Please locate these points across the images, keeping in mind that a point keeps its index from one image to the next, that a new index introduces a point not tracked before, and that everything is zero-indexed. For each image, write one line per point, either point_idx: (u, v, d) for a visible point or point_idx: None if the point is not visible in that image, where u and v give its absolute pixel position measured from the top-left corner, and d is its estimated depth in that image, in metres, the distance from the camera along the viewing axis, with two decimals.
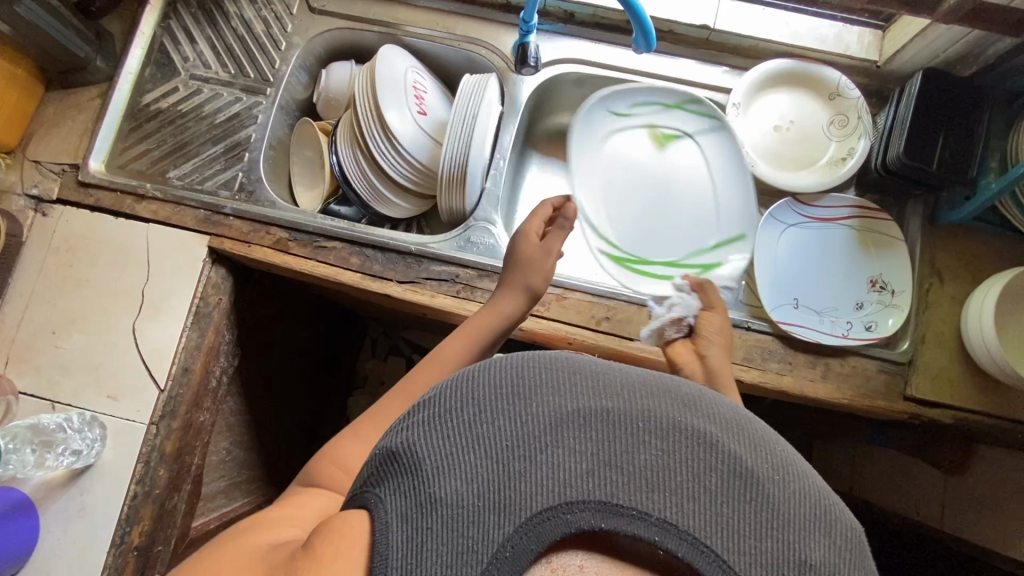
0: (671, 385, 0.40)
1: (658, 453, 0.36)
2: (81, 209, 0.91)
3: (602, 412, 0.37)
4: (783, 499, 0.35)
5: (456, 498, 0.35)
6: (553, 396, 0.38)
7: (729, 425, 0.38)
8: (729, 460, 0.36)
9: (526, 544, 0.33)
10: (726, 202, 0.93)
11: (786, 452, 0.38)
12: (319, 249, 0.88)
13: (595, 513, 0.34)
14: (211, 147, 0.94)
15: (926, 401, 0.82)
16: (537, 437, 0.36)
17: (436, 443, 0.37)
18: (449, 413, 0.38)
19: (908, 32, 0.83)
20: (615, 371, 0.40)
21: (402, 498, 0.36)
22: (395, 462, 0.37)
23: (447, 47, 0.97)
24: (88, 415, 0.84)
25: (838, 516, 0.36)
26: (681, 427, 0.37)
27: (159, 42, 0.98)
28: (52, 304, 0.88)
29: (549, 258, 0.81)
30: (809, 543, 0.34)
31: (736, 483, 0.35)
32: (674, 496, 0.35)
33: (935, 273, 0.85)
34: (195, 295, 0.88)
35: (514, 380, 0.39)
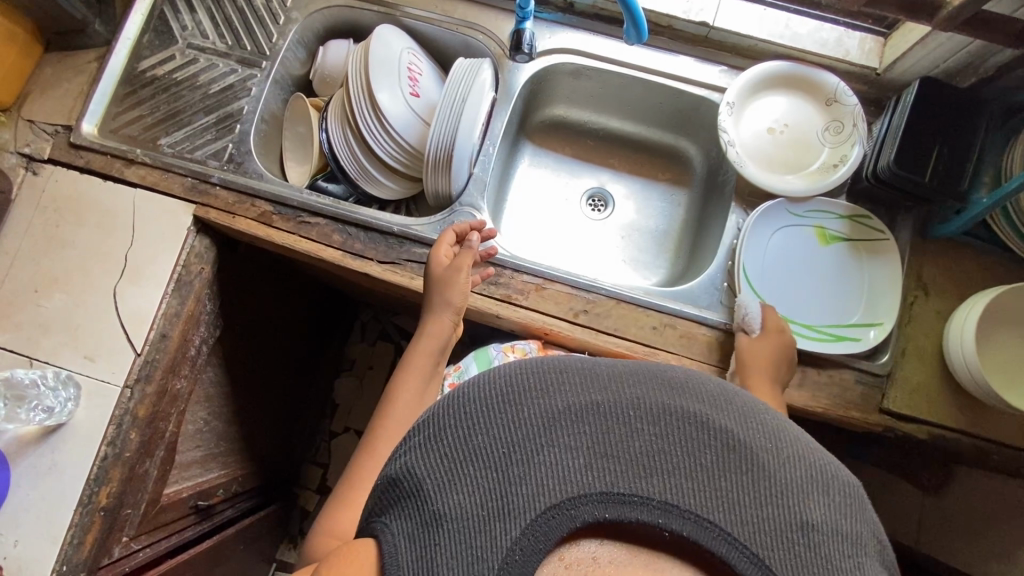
0: (657, 370, 0.39)
1: (652, 438, 0.35)
2: (71, 170, 0.92)
3: (592, 406, 0.36)
4: (780, 464, 0.34)
5: (457, 512, 0.34)
6: (540, 396, 0.36)
7: (718, 401, 0.37)
8: (723, 435, 0.35)
9: (533, 546, 0.33)
10: (871, 294, 0.84)
11: (778, 419, 0.38)
12: (303, 224, 0.89)
13: (598, 505, 0.34)
14: (203, 117, 0.94)
15: (903, 415, 0.81)
16: (529, 439, 0.35)
17: (432, 462, 0.36)
18: (443, 430, 0.37)
19: (909, 39, 0.82)
20: (601, 362, 0.39)
21: (405, 522, 0.36)
22: (399, 488, 0.37)
23: (446, 31, 0.96)
24: (64, 374, 0.85)
25: (833, 474, 0.36)
26: (673, 412, 0.36)
27: (159, 10, 0.99)
28: (37, 262, 0.89)
29: (463, 273, 0.81)
30: (809, 501, 0.34)
31: (735, 458, 0.34)
32: (674, 477, 0.34)
33: (921, 287, 0.84)
34: (178, 263, 0.89)
35: (501, 386, 0.37)
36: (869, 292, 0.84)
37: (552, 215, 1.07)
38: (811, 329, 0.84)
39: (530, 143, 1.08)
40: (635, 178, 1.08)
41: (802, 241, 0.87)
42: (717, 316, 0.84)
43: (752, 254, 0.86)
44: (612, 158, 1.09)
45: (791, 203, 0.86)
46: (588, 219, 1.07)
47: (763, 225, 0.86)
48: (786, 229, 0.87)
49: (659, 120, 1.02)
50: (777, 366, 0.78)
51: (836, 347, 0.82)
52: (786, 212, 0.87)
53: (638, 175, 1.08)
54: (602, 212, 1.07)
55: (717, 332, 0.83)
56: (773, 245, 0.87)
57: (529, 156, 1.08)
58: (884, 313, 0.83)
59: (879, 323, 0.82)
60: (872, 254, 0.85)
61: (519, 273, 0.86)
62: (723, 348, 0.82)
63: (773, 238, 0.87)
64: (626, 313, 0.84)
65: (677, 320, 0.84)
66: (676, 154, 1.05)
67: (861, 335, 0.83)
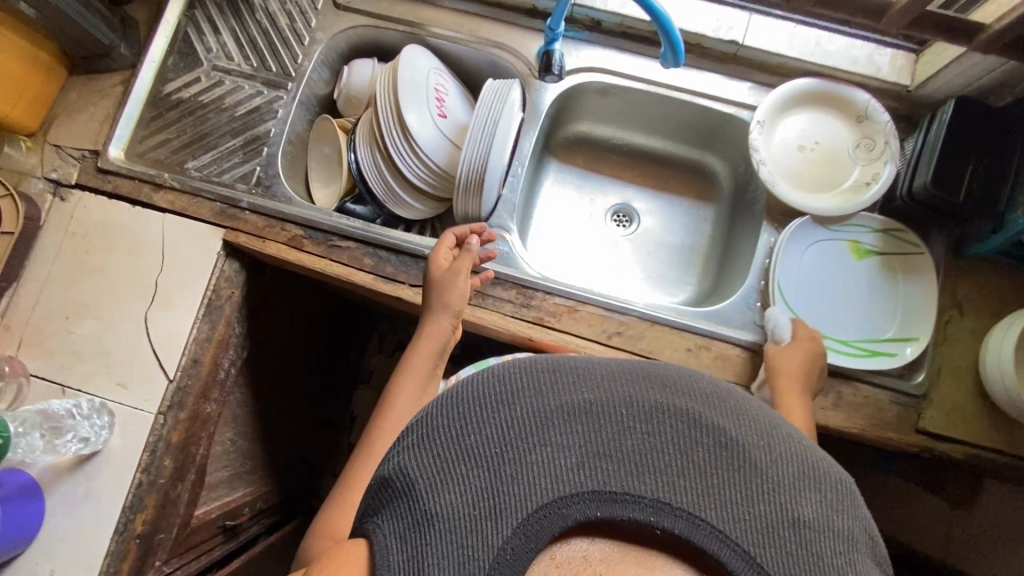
0: (649, 371, 0.41)
1: (644, 437, 0.37)
2: (99, 195, 0.92)
3: (585, 407, 0.38)
4: (768, 462, 0.36)
5: (452, 511, 0.35)
6: (534, 397, 0.38)
7: (707, 401, 0.39)
8: (713, 434, 0.37)
9: (526, 544, 0.34)
10: (906, 310, 0.84)
11: (767, 417, 0.40)
12: (334, 248, 0.88)
13: (590, 503, 0.35)
14: (230, 140, 0.94)
15: (939, 435, 0.80)
16: (524, 438, 0.36)
17: (426, 462, 0.37)
18: (436, 430, 0.38)
19: (942, 58, 0.81)
20: (592, 364, 0.41)
21: (396, 522, 0.36)
22: (390, 488, 0.37)
23: (472, 50, 0.96)
24: (97, 402, 0.85)
25: (825, 470, 0.37)
26: (664, 412, 0.38)
27: (183, 31, 0.98)
28: (67, 288, 0.89)
29: (461, 277, 0.80)
30: (799, 499, 0.35)
31: (724, 455, 0.36)
32: (665, 475, 0.36)
33: (956, 306, 0.84)
34: (208, 288, 0.89)
35: (495, 387, 0.39)
36: (903, 308, 0.84)
37: (576, 231, 1.07)
38: (848, 346, 0.83)
39: (554, 159, 1.07)
40: (659, 194, 1.07)
41: (837, 256, 0.86)
42: (752, 336, 0.84)
43: (786, 269, 0.86)
44: (637, 172, 1.08)
45: (821, 224, 0.86)
46: (613, 235, 1.06)
47: (796, 241, 0.86)
48: (820, 245, 0.87)
49: (685, 136, 1.02)
50: (809, 375, 0.77)
51: (871, 362, 0.82)
52: (818, 229, 0.87)
53: (663, 190, 1.07)
54: (627, 228, 1.07)
55: (752, 353, 0.83)
56: (808, 259, 0.86)
57: (553, 174, 1.08)
58: (919, 328, 0.82)
59: (915, 339, 0.82)
60: (908, 270, 0.85)
61: (551, 296, 0.86)
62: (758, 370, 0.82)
63: (807, 254, 0.86)
64: (659, 335, 0.84)
65: (711, 342, 0.83)
66: (701, 169, 1.05)
67: (898, 350, 0.82)
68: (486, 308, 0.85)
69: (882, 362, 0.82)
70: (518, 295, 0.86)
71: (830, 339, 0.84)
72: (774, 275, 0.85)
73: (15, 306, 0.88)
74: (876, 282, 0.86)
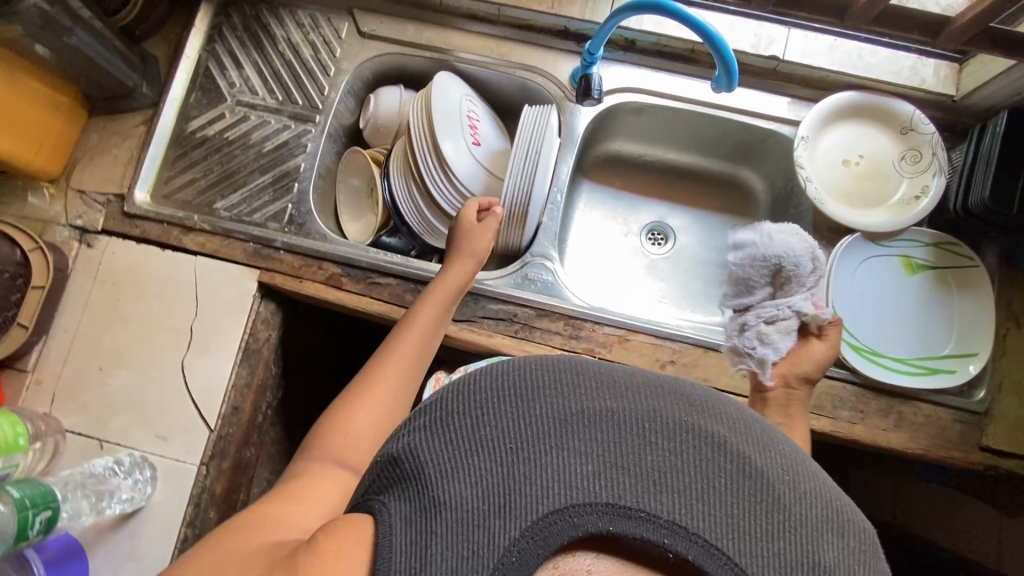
0: (677, 387, 0.40)
1: (665, 454, 0.35)
2: (127, 241, 0.89)
3: (605, 413, 0.37)
4: (793, 499, 0.35)
5: (461, 501, 0.34)
6: (556, 398, 0.37)
7: (737, 426, 0.38)
8: (738, 460, 0.36)
9: (532, 549, 0.33)
10: (964, 324, 0.82)
11: (795, 454, 0.38)
12: (374, 285, 0.86)
13: (602, 516, 0.34)
14: (259, 177, 0.92)
15: (1004, 451, 0.79)
16: (539, 439, 0.35)
17: (437, 447, 0.37)
18: (453, 418, 0.38)
19: (989, 69, 0.79)
20: (619, 371, 0.40)
21: (405, 503, 0.35)
22: (398, 467, 0.37)
23: (502, 75, 0.94)
24: (138, 456, 0.82)
25: (850, 517, 0.36)
26: (688, 428, 0.37)
27: (204, 66, 0.96)
28: (99, 339, 0.86)
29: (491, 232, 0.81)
30: (822, 545, 0.34)
31: (747, 483, 0.35)
32: (683, 497, 0.34)
33: (1012, 318, 0.82)
34: (245, 331, 0.86)
35: (518, 385, 0.38)
36: (961, 323, 0.82)
37: (614, 256, 1.02)
38: (907, 365, 0.82)
39: (586, 179, 1.05)
40: (695, 209, 1.04)
41: (889, 271, 0.85)
42: None
43: (841, 286, 0.84)
44: (672, 190, 1.05)
45: (872, 240, 0.84)
46: (649, 253, 1.03)
47: (849, 256, 0.84)
48: (874, 261, 0.85)
49: (720, 151, 1.00)
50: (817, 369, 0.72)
51: (931, 380, 0.80)
52: (870, 244, 0.85)
53: (699, 205, 1.04)
54: (663, 246, 1.03)
55: None
56: (861, 275, 0.84)
57: (585, 197, 1.05)
58: (979, 343, 0.81)
59: (976, 354, 0.80)
60: (964, 284, 0.83)
61: (600, 325, 0.84)
62: (817, 394, 0.80)
63: (860, 270, 0.85)
64: (713, 361, 0.82)
65: None
66: (737, 183, 1.03)
67: (959, 367, 0.81)
68: (534, 341, 0.83)
69: (943, 380, 0.81)
70: (566, 326, 0.84)
71: (888, 358, 0.82)
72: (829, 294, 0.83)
73: (46, 360, 0.85)
74: (931, 295, 0.84)
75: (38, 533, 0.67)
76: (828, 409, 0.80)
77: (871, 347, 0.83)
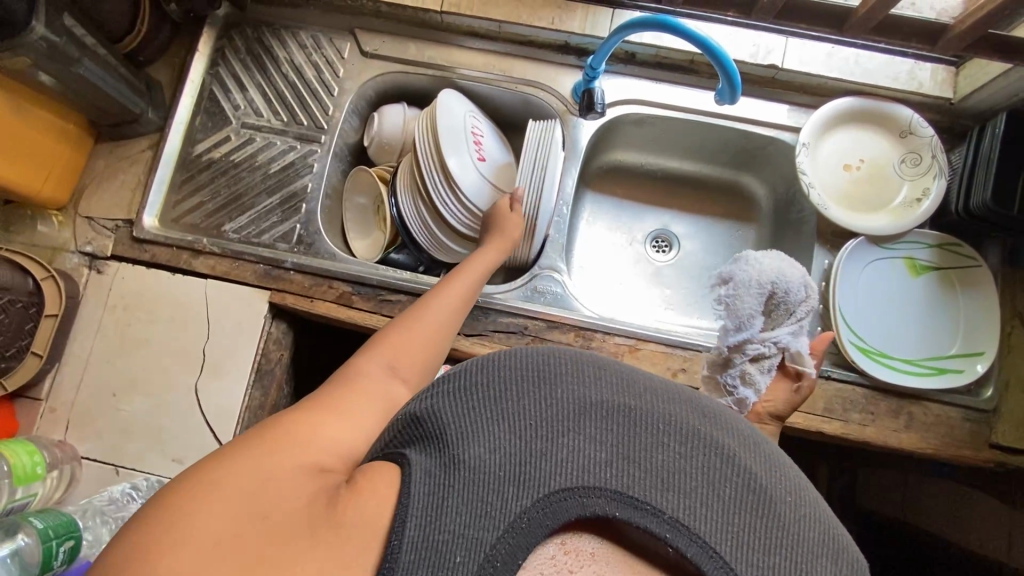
0: (696, 399, 0.44)
1: (675, 456, 0.40)
2: (137, 266, 0.89)
3: (625, 411, 0.41)
4: (788, 515, 0.39)
5: (479, 463, 0.38)
6: (577, 388, 0.42)
7: (747, 441, 0.42)
8: (745, 475, 0.40)
9: (540, 519, 0.37)
10: (969, 323, 0.83)
11: (799, 479, 0.42)
12: (384, 302, 0.87)
13: (609, 501, 0.38)
14: (266, 199, 0.92)
15: (1013, 448, 0.80)
16: (559, 426, 0.40)
17: (459, 412, 0.41)
18: (480, 390, 0.42)
19: (986, 72, 0.81)
20: (639, 376, 0.45)
21: (427, 458, 0.39)
22: (421, 426, 0.41)
23: (504, 90, 0.95)
24: (154, 480, 0.82)
25: (847, 547, 0.39)
26: (700, 435, 0.41)
27: (208, 89, 0.96)
28: (112, 365, 0.86)
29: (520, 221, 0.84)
30: (817, 568, 0.37)
31: (750, 497, 0.39)
32: (688, 498, 0.38)
33: (1017, 316, 0.83)
34: (257, 352, 0.86)
35: (544, 371, 0.43)
36: (967, 322, 0.83)
37: (620, 266, 1.03)
38: (915, 365, 0.82)
39: (589, 190, 1.05)
40: (698, 216, 1.05)
41: (894, 272, 0.86)
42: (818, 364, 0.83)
43: (848, 289, 0.85)
44: (675, 198, 1.06)
45: (876, 243, 0.85)
46: (654, 261, 1.04)
47: (854, 259, 0.85)
48: (878, 263, 0.86)
49: (722, 158, 1.01)
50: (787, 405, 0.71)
51: (939, 380, 0.81)
52: (874, 247, 0.86)
53: (702, 213, 1.05)
54: (666, 253, 1.04)
55: (821, 380, 0.82)
56: (866, 277, 0.85)
57: (589, 208, 1.05)
58: (985, 342, 0.82)
59: (982, 353, 0.81)
60: (969, 283, 0.84)
61: (610, 335, 0.84)
62: (828, 397, 0.81)
63: (866, 272, 0.85)
64: None
65: None
66: (739, 190, 1.04)
67: (966, 366, 0.82)
68: None
69: (951, 379, 0.81)
70: (576, 338, 0.85)
71: (896, 359, 0.83)
72: (836, 297, 0.84)
73: (60, 388, 0.86)
74: (936, 295, 0.85)
75: (61, 563, 0.67)
76: (839, 412, 0.81)
77: (879, 349, 0.83)
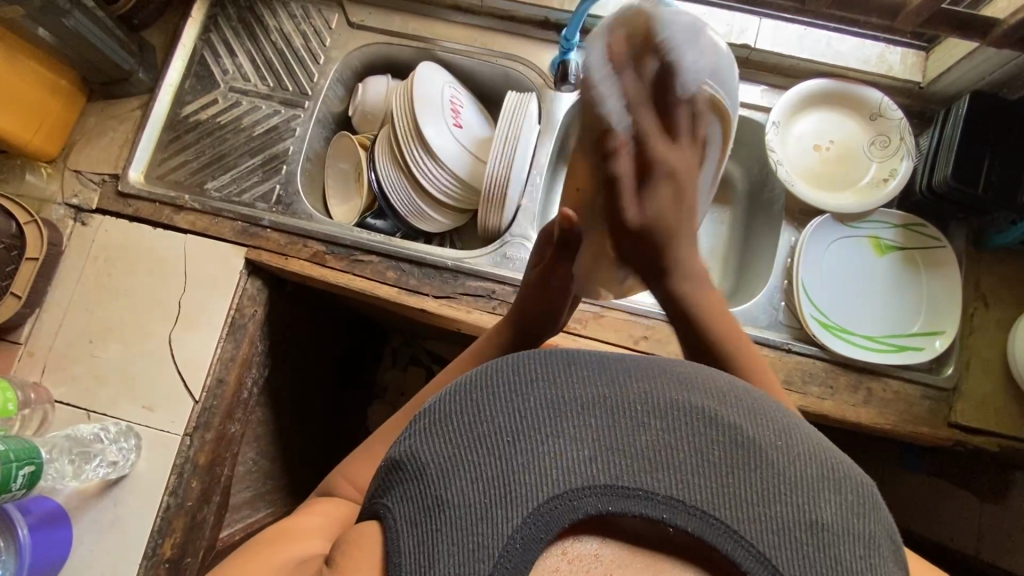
0: (666, 367, 0.41)
1: (658, 433, 0.37)
2: (119, 219, 0.92)
3: (599, 400, 0.38)
4: (781, 461, 0.36)
5: (463, 497, 0.35)
6: (547, 388, 0.39)
7: (726, 397, 0.39)
8: (730, 431, 0.37)
9: (534, 534, 0.34)
10: (932, 302, 0.84)
11: (785, 418, 0.40)
12: (356, 263, 0.89)
13: (601, 497, 0.35)
14: (249, 159, 0.95)
15: (971, 427, 0.80)
16: (534, 431, 0.37)
17: (437, 447, 0.38)
18: (451, 419, 0.39)
19: (954, 54, 0.83)
20: (606, 359, 0.41)
21: (411, 503, 0.37)
22: (402, 470, 0.38)
23: (484, 63, 0.97)
24: (124, 425, 0.84)
25: (846, 473, 0.37)
26: (678, 406, 0.38)
27: (200, 55, 0.99)
28: (90, 313, 0.89)
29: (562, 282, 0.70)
30: (820, 503, 0.35)
31: (740, 454, 0.36)
32: (678, 472, 0.36)
33: (981, 298, 0.84)
34: (232, 306, 0.88)
35: (507, 377, 0.40)
36: (930, 302, 0.84)
37: None
38: (877, 343, 0.83)
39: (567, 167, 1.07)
40: None
41: (858, 252, 0.87)
42: (780, 337, 0.84)
43: (814, 269, 0.86)
44: None
45: (842, 221, 0.87)
46: None
47: (818, 237, 0.86)
48: (845, 241, 0.87)
49: None
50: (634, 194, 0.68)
51: (900, 357, 0.82)
52: (840, 226, 0.87)
53: None
54: None
55: (781, 352, 0.83)
56: (832, 258, 0.86)
57: None
58: (947, 321, 0.82)
59: (943, 331, 0.82)
60: (934, 265, 0.85)
61: (576, 303, 0.86)
62: (788, 369, 0.82)
63: (832, 253, 0.86)
64: None
65: None
66: None
67: (925, 343, 0.82)
68: None
69: (912, 357, 0.82)
70: None
71: (857, 335, 0.84)
72: (802, 273, 0.84)
73: (38, 333, 0.88)
74: (901, 276, 0.86)
75: (20, 486, 0.69)
76: (798, 384, 0.82)
77: (841, 325, 0.84)
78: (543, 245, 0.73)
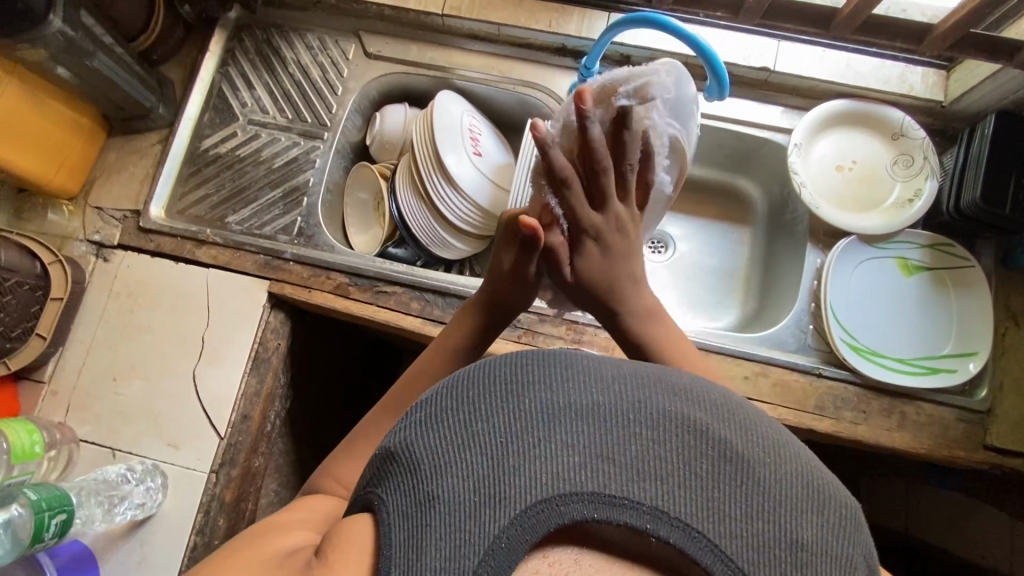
0: (661, 374, 0.38)
1: (649, 442, 0.33)
2: (141, 254, 0.91)
3: (591, 404, 0.35)
4: (776, 481, 0.33)
5: (453, 495, 0.32)
6: (542, 390, 0.35)
7: (720, 410, 0.36)
8: (720, 446, 0.34)
9: (520, 536, 0.31)
10: (964, 322, 0.83)
11: (776, 435, 0.36)
12: (379, 294, 0.88)
13: (587, 503, 0.31)
14: (269, 192, 0.95)
15: (1008, 450, 0.79)
16: (527, 433, 0.33)
17: (432, 441, 0.35)
18: (447, 413, 0.36)
19: (976, 74, 0.82)
20: (604, 364, 0.38)
21: (401, 497, 0.33)
22: (393, 462, 0.35)
23: (503, 91, 0.97)
24: (150, 464, 0.83)
25: (832, 494, 0.34)
26: (672, 417, 0.35)
27: (218, 88, 1.00)
28: (113, 350, 0.88)
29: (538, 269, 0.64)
30: (800, 522, 0.32)
31: (727, 468, 0.33)
32: (665, 482, 0.32)
33: (1011, 317, 0.83)
34: (255, 341, 0.88)
35: (506, 376, 0.36)
36: (961, 322, 0.83)
37: None
38: (908, 366, 0.82)
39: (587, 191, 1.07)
40: (694, 218, 1.06)
41: (884, 273, 0.86)
42: (809, 361, 0.83)
43: (841, 290, 0.85)
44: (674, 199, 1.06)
45: (867, 242, 0.86)
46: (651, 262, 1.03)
47: (844, 258, 0.85)
48: (871, 263, 0.86)
49: (716, 161, 1.01)
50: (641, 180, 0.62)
51: (932, 380, 0.81)
52: (865, 247, 0.86)
53: (698, 215, 1.05)
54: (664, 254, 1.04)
55: (811, 377, 0.82)
56: (859, 278, 0.86)
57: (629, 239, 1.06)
58: (978, 342, 0.81)
59: (975, 353, 0.81)
60: (964, 285, 0.84)
61: (602, 330, 0.85)
62: (819, 395, 0.81)
63: (859, 274, 0.86)
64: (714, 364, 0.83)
65: (769, 368, 0.82)
66: (736, 193, 1.04)
67: (958, 365, 0.81)
68: (536, 346, 0.85)
69: (945, 380, 0.81)
70: (568, 331, 0.86)
71: (888, 358, 0.83)
72: (829, 295, 0.84)
73: (61, 372, 0.88)
74: (929, 296, 0.85)
75: (53, 535, 0.70)
76: (830, 410, 0.81)
77: (871, 348, 0.83)
78: (500, 248, 0.64)
